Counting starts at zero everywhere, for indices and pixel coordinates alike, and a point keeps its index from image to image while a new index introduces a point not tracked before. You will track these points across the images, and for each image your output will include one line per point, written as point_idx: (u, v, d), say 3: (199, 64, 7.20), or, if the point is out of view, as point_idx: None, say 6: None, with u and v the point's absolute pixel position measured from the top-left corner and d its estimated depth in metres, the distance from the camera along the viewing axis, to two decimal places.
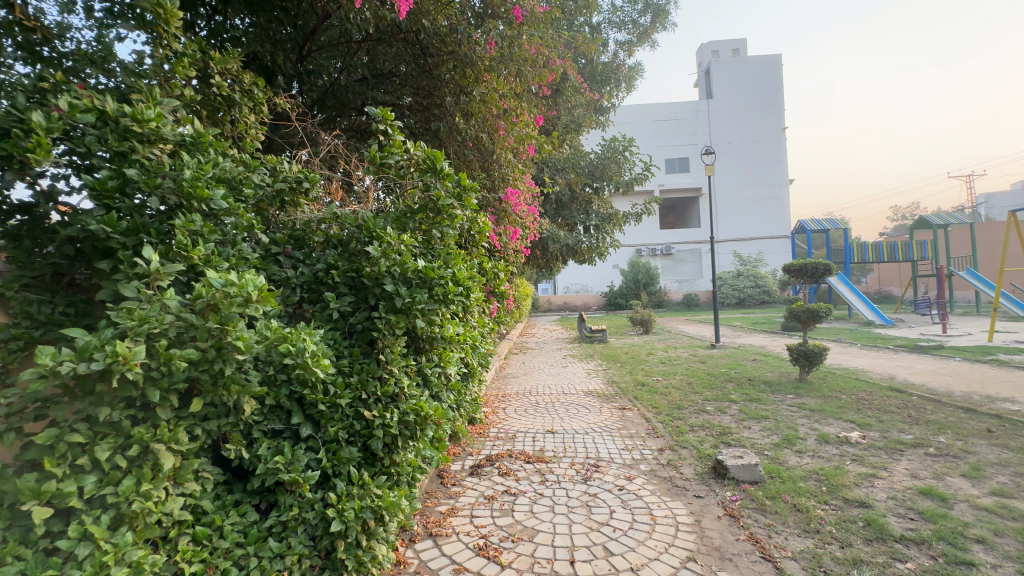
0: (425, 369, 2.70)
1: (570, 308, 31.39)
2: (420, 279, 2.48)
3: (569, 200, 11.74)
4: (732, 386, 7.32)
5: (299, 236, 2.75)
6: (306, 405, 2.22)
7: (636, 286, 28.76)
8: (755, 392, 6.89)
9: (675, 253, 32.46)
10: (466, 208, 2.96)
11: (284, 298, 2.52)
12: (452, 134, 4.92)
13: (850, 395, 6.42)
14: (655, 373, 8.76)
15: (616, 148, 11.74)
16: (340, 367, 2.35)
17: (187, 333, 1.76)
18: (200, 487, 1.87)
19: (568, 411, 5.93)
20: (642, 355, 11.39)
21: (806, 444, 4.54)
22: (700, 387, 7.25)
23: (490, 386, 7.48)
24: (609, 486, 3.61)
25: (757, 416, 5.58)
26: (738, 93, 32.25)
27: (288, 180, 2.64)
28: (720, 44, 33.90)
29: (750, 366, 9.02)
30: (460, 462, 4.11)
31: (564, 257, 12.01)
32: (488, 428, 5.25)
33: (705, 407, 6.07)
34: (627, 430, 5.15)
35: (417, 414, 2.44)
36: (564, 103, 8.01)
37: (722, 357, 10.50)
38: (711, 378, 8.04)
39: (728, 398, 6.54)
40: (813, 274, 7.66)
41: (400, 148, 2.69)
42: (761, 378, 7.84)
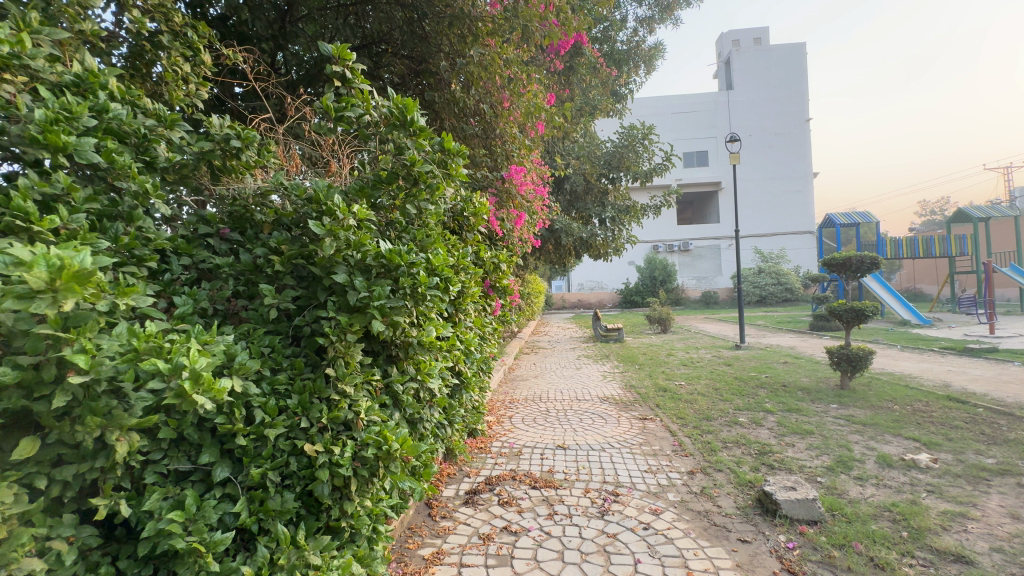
0: (395, 385, 2.10)
1: (584, 305, 30.64)
2: (384, 266, 1.87)
3: (583, 191, 11.06)
4: (766, 393, 6.57)
5: (238, 213, 2.17)
6: (222, 438, 1.63)
7: (653, 284, 27.90)
8: (794, 401, 6.13)
9: (693, 249, 31.46)
10: (451, 178, 2.38)
11: (210, 292, 1.94)
12: (449, 105, 4.29)
13: (905, 406, 5.65)
14: (677, 376, 8.04)
15: (635, 136, 10.97)
16: (274, 384, 1.75)
17: (8, 344, 1.18)
18: (48, 563, 1.31)
19: (581, 422, 5.29)
20: (661, 356, 10.65)
21: (865, 469, 3.82)
22: (730, 395, 6.52)
23: (497, 391, 6.88)
24: (632, 524, 2.96)
25: (799, 430, 4.86)
26: (761, 83, 30.98)
27: (216, 138, 2.03)
28: (741, 33, 32.66)
29: (782, 369, 8.24)
30: (453, 487, 3.50)
31: (578, 253, 11.33)
32: (490, 441, 4.65)
33: (738, 419, 5.36)
34: (650, 447, 4.48)
35: (378, 448, 1.83)
36: (577, 82, 7.31)
37: (750, 359, 9.72)
38: (741, 383, 7.31)
39: (763, 408, 5.81)
40: (857, 269, 6.75)
41: (364, 97, 2.07)
42: (797, 384, 7.06)
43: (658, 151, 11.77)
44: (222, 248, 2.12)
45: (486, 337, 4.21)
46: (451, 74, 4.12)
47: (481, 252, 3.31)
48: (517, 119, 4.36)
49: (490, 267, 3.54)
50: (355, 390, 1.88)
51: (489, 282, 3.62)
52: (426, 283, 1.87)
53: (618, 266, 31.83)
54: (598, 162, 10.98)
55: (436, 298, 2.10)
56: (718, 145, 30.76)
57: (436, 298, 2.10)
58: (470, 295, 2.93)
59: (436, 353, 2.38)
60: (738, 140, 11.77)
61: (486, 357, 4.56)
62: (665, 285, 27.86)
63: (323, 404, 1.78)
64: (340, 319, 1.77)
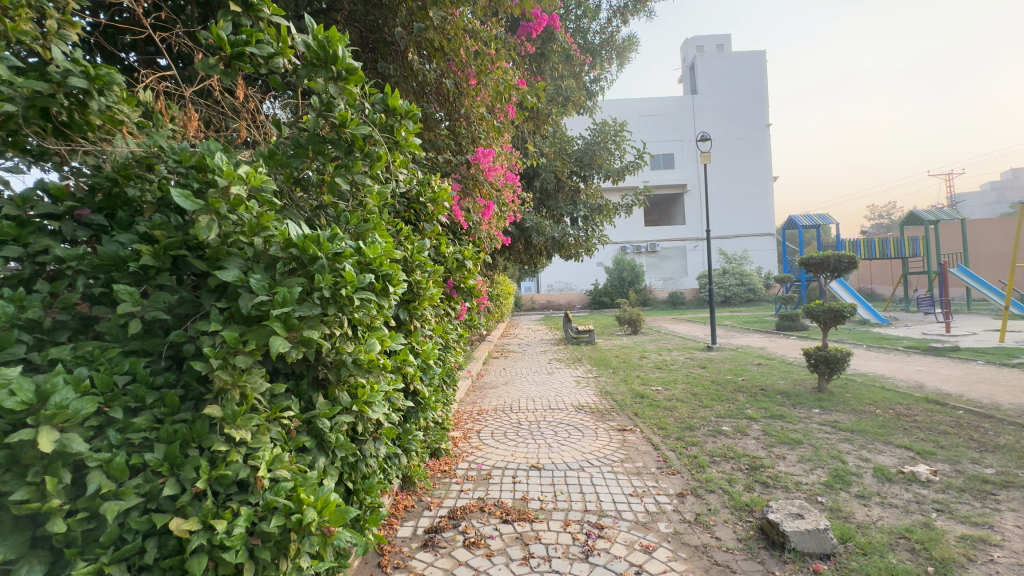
0: (320, 421, 1.55)
1: (554, 306, 30.44)
2: (296, 258, 1.33)
3: (554, 189, 10.64)
4: (745, 398, 6.30)
5: (103, 188, 1.58)
6: (34, 521, 1.07)
7: (622, 285, 28.01)
8: (776, 406, 5.86)
9: (660, 250, 31.77)
10: (400, 147, 1.87)
11: (47, 295, 1.37)
12: (407, 79, 3.69)
13: (886, 410, 5.47)
14: (653, 381, 7.70)
15: (607, 132, 10.72)
16: (128, 432, 1.20)
17: None
18: None
19: (556, 436, 4.85)
20: (634, 358, 10.34)
21: (864, 484, 3.51)
22: (710, 401, 6.21)
23: (463, 401, 6.36)
24: (622, 567, 2.50)
25: (787, 439, 4.56)
26: (725, 88, 31.62)
27: (53, 78, 1.42)
28: (705, 39, 33.32)
29: (757, 372, 8.05)
30: (411, 525, 2.97)
31: (549, 252, 10.93)
32: (455, 462, 4.13)
33: (722, 428, 5.01)
34: (633, 464, 4.06)
35: (287, 517, 1.29)
36: (549, 71, 6.88)
37: (723, 360, 9.54)
38: (718, 387, 7.03)
39: (745, 414, 5.51)
40: (835, 268, 6.58)
41: (278, 33, 1.55)
42: (775, 388, 6.83)
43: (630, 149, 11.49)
44: (78, 236, 1.53)
45: (449, 344, 3.70)
46: (407, 42, 3.47)
47: (443, 247, 2.79)
48: (484, 99, 3.87)
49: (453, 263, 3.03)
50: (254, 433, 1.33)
51: (452, 283, 3.10)
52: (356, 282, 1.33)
53: (587, 266, 31.79)
54: (570, 159, 10.62)
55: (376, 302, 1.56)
56: (684, 148, 31.18)
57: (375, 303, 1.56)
58: (428, 297, 2.45)
59: (380, 373, 1.85)
60: (709, 139, 11.68)
61: (450, 368, 4.03)
62: (633, 286, 28.00)
63: (202, 458, 1.23)
64: (223, 333, 1.22)
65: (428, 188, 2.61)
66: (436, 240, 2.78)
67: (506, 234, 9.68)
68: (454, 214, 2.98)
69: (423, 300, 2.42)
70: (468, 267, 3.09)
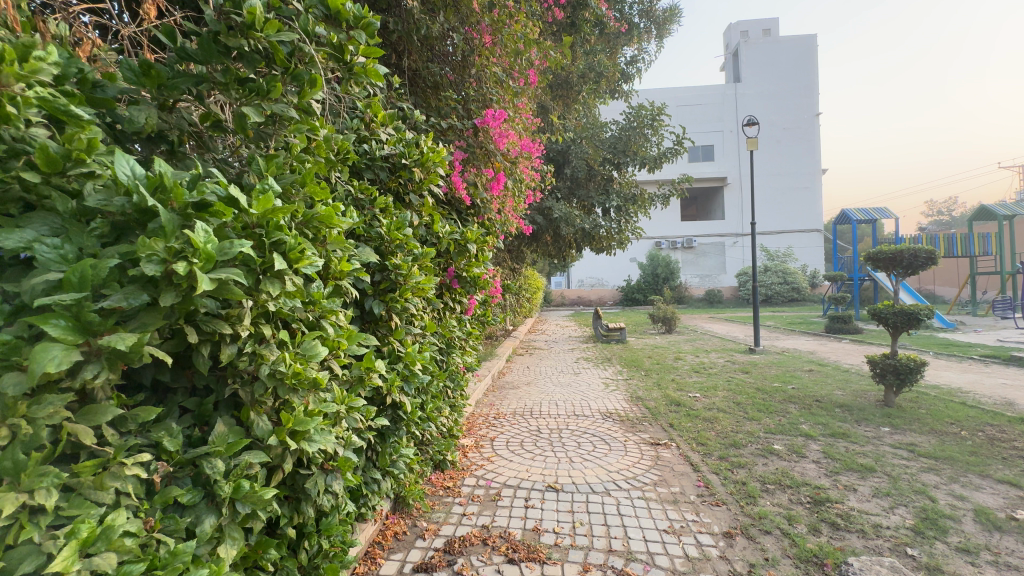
0: (208, 464, 1.05)
1: (584, 303, 29.77)
2: (133, 216, 0.97)
3: (585, 177, 9.97)
4: (799, 411, 5.53)
5: None
6: None
7: (656, 281, 26.99)
8: (836, 422, 5.08)
9: (697, 245, 30.43)
10: (356, 66, 1.49)
11: None
12: (409, 33, 2.96)
13: (974, 431, 4.64)
14: (690, 386, 7.01)
15: (643, 117, 9.98)
16: None
17: None
18: None
19: (579, 448, 4.29)
20: (669, 360, 9.59)
21: (965, 533, 2.80)
22: (756, 412, 5.48)
23: (480, 403, 5.87)
24: None
25: (855, 465, 3.84)
26: (772, 74, 29.83)
27: None
28: (751, 23, 31.55)
29: (809, 379, 7.21)
30: (398, 559, 2.49)
31: (579, 245, 10.30)
32: (462, 475, 3.64)
33: (773, 448, 4.31)
34: (668, 489, 3.45)
35: None
36: (580, 43, 6.24)
37: (769, 365, 8.70)
38: (765, 396, 6.29)
39: (799, 431, 4.77)
40: (909, 265, 5.67)
41: None
42: (834, 400, 6.00)
43: (668, 135, 10.61)
44: None
45: (454, 342, 3.21)
46: None
47: (437, 225, 2.28)
48: (500, 59, 3.32)
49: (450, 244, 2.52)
50: (69, 493, 0.84)
51: (453, 271, 2.59)
52: (215, 252, 0.94)
53: (619, 262, 30.81)
54: (602, 145, 9.93)
55: (273, 284, 1.11)
56: (725, 138, 29.64)
57: (274, 286, 1.11)
58: (411, 287, 1.95)
59: (318, 390, 1.35)
60: (757, 124, 10.72)
61: (456, 371, 3.53)
62: (668, 283, 26.94)
63: None
64: None
65: (417, 150, 2.11)
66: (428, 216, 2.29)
67: (533, 224, 9.12)
68: (456, 188, 2.46)
69: (403, 289, 1.92)
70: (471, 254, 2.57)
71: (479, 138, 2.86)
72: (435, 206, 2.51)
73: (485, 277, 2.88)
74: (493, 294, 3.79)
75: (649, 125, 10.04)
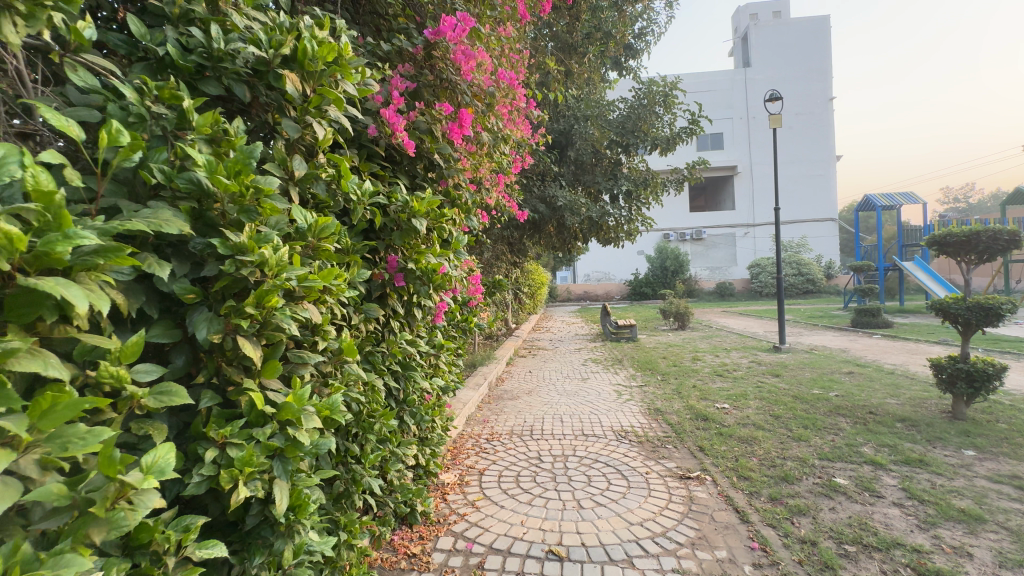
0: None
1: (591, 297, 28.83)
2: None
3: (591, 161, 9.02)
4: (853, 428, 4.60)
5: None
6: None
7: (665, 274, 26.02)
8: (904, 443, 4.16)
9: (706, 237, 29.37)
10: None
11: None
12: None
13: None
14: (715, 394, 6.11)
15: (654, 92, 9.00)
16: None
17: None
18: None
19: (589, 486, 3.39)
20: (686, 361, 8.66)
21: None
22: (802, 430, 4.55)
23: (469, 421, 4.99)
24: None
25: (957, 514, 2.92)
26: (784, 57, 28.57)
27: None
28: (761, 5, 30.34)
29: (852, 385, 6.28)
30: None
31: (585, 236, 9.36)
32: (434, 534, 2.76)
33: (837, 483, 3.39)
34: (711, 556, 2.54)
35: None
36: None
37: (800, 366, 7.76)
38: (806, 407, 5.37)
39: (863, 457, 3.84)
40: (985, 250, 4.71)
41: None
42: (891, 412, 5.06)
43: (682, 113, 9.60)
44: None
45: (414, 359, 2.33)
46: None
47: (346, 181, 1.40)
48: None
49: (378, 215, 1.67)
50: None
51: (395, 262, 1.75)
52: None
53: (626, 255, 29.85)
54: (610, 126, 8.97)
55: None
56: (736, 125, 28.47)
57: None
58: (266, 294, 1.03)
59: None
60: (779, 99, 9.71)
61: (423, 398, 2.63)
62: (678, 275, 25.99)
63: None
64: None
65: (289, 39, 1.20)
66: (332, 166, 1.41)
67: (534, 213, 8.21)
68: (396, 131, 1.65)
69: (257, 292, 1.02)
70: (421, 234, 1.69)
71: (437, 68, 1.92)
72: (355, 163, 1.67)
73: (450, 271, 2.00)
74: (477, 294, 2.96)
75: (661, 101, 9.08)
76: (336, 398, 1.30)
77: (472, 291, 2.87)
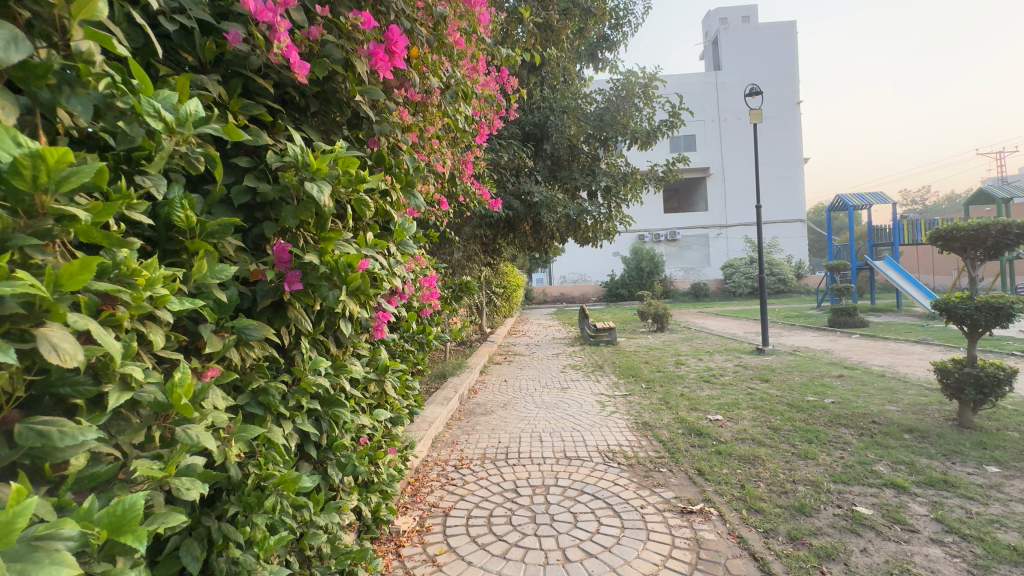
0: None
1: (567, 300, 28.48)
2: None
3: (567, 157, 8.54)
4: (860, 441, 4.18)
5: None
6: None
7: (641, 275, 25.87)
8: (920, 459, 3.74)
9: (680, 238, 29.42)
10: None
11: None
12: None
13: None
14: (705, 403, 5.65)
15: (633, 84, 8.56)
16: None
17: None
18: None
19: (575, 530, 2.82)
20: (669, 365, 8.22)
21: None
22: (807, 445, 4.10)
23: (435, 444, 4.36)
24: None
25: (1010, 554, 2.46)
26: (754, 61, 28.94)
27: None
28: (730, 10, 30.79)
29: (848, 391, 5.91)
30: None
31: (562, 235, 8.84)
32: None
33: (861, 514, 2.91)
34: None
35: None
36: None
37: (788, 370, 7.41)
38: (803, 417, 4.95)
39: (882, 479, 3.40)
40: (994, 246, 4.38)
41: None
42: (895, 421, 4.67)
43: (661, 106, 9.19)
44: None
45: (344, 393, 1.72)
46: None
47: (138, 100, 0.88)
48: None
49: (251, 181, 1.09)
50: None
51: (283, 252, 1.13)
52: None
53: (602, 256, 29.66)
54: (587, 119, 8.50)
55: None
56: (708, 127, 28.64)
57: None
58: None
59: None
60: (759, 94, 9.42)
61: (361, 439, 1.98)
62: (654, 276, 25.92)
63: None
64: None
65: None
66: (112, 78, 0.87)
67: (508, 210, 7.69)
68: (276, 39, 1.08)
69: None
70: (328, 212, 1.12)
71: None
72: (214, 100, 1.09)
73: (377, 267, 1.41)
74: (432, 302, 2.42)
75: (640, 94, 8.64)
76: (135, 496, 0.73)
77: (429, 297, 2.36)
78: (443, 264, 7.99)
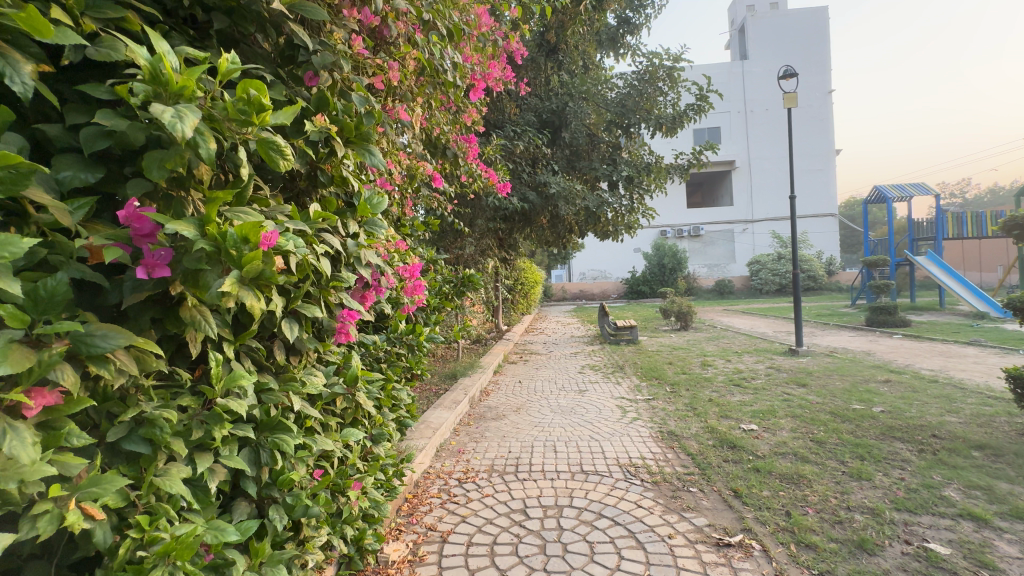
0: None
1: (587, 297, 27.93)
2: None
3: (586, 146, 8.08)
4: (922, 459, 3.64)
5: None
6: None
7: (663, 272, 25.13)
8: (998, 483, 3.20)
9: (704, 233, 28.50)
10: None
11: None
12: None
13: None
14: (737, 410, 5.15)
15: (658, 67, 8.03)
16: None
17: None
18: None
19: (592, 566, 2.41)
20: (695, 367, 7.71)
21: None
22: (858, 463, 3.59)
23: (438, 454, 4.00)
24: None
25: None
26: (784, 49, 27.75)
27: None
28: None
29: (898, 399, 5.33)
30: None
31: (581, 229, 8.38)
32: None
33: (936, 554, 2.43)
34: None
35: None
36: None
37: (827, 373, 6.82)
38: (850, 428, 4.43)
39: (956, 508, 2.89)
40: None
41: None
42: (960, 435, 4.11)
43: (688, 91, 8.62)
44: None
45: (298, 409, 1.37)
46: None
47: None
48: None
49: (99, 116, 0.82)
50: None
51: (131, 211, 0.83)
52: None
53: (623, 253, 28.99)
54: (607, 105, 8.01)
55: None
56: (735, 118, 27.62)
57: None
58: None
59: None
60: (794, 76, 8.77)
61: (318, 474, 1.54)
62: (677, 273, 25.15)
63: None
64: None
65: None
66: None
67: (524, 202, 7.29)
68: None
69: None
70: (208, 152, 0.85)
71: None
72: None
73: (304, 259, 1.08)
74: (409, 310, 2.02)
75: (665, 77, 8.10)
76: None
77: (410, 301, 1.95)
78: (455, 259, 7.64)
